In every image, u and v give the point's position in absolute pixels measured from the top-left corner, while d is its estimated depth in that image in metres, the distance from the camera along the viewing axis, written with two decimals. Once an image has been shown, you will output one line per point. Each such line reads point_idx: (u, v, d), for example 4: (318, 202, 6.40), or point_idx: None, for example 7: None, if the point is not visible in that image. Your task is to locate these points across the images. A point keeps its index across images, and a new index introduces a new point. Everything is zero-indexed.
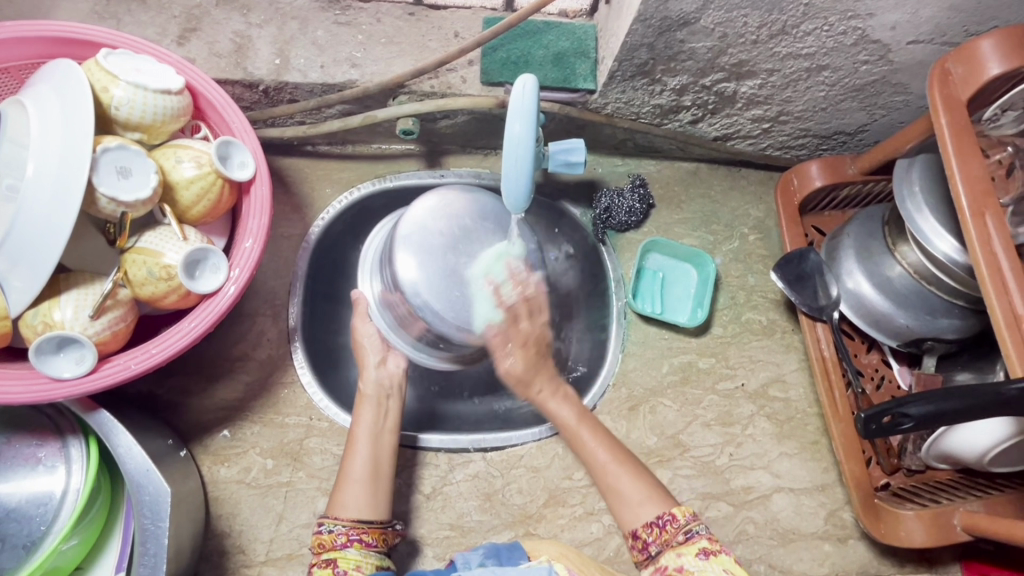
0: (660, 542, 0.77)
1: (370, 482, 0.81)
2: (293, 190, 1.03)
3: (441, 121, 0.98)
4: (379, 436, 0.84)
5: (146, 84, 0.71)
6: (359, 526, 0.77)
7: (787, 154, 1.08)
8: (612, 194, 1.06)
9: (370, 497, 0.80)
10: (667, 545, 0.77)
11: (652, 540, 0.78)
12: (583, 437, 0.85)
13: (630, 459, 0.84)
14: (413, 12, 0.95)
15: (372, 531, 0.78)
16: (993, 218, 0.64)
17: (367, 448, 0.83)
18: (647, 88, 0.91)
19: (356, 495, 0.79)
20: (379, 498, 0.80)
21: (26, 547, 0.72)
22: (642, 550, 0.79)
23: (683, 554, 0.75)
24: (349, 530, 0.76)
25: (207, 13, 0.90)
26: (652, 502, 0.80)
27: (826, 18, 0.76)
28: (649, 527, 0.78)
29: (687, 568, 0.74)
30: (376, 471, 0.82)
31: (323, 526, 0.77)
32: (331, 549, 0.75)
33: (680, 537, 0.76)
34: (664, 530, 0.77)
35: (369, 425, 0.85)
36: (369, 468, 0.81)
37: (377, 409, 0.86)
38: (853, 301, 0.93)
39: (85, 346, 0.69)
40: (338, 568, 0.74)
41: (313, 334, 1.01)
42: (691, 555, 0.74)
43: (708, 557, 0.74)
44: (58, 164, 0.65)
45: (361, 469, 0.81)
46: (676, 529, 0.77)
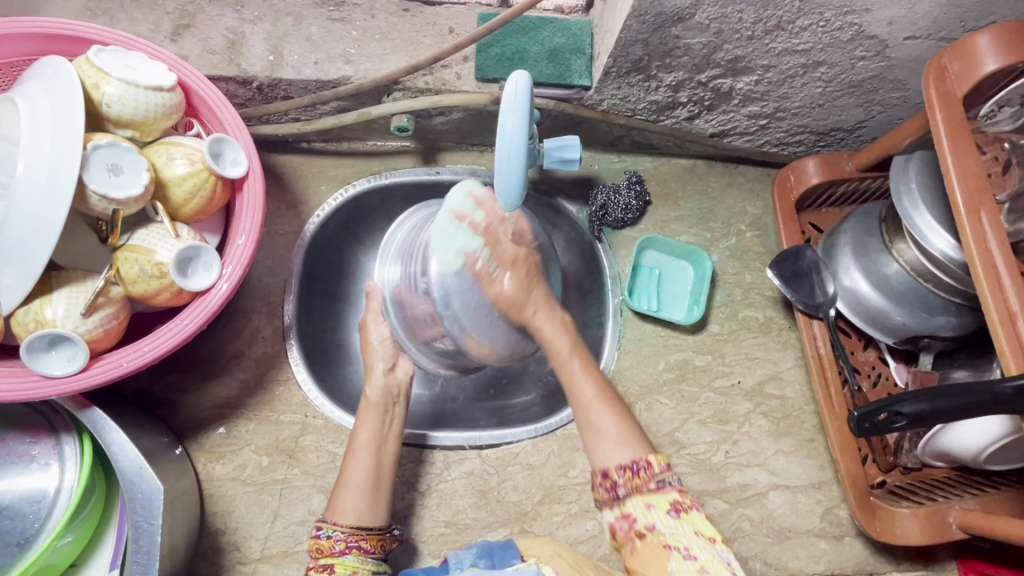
0: (631, 486, 0.70)
1: (369, 488, 0.79)
2: (289, 187, 1.02)
3: (437, 118, 0.98)
4: (381, 443, 0.83)
5: (137, 81, 0.70)
6: (358, 532, 0.77)
7: (785, 150, 1.08)
8: (608, 191, 1.05)
9: (368, 504, 0.79)
10: (637, 491, 0.69)
11: (622, 482, 0.71)
12: (574, 367, 0.80)
13: (613, 402, 0.78)
14: (408, 8, 0.94)
15: (370, 539, 0.77)
16: (989, 215, 0.64)
17: (369, 455, 0.81)
18: (643, 85, 0.90)
19: (353, 502, 0.78)
20: (378, 503, 0.79)
21: (19, 544, 0.72)
22: (608, 490, 0.72)
23: (653, 506, 0.69)
24: (347, 538, 0.76)
25: (200, 9, 0.89)
26: (630, 444, 0.73)
27: (822, 14, 0.75)
28: (622, 470, 0.71)
29: (658, 527, 0.67)
30: (376, 478, 0.80)
31: (321, 531, 0.76)
32: (327, 555, 0.74)
33: (651, 486, 0.69)
34: (637, 475, 0.70)
35: (370, 433, 0.83)
36: (368, 476, 0.80)
37: (382, 416, 0.85)
38: (850, 299, 0.93)
39: (77, 344, 0.68)
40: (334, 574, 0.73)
41: (309, 331, 1.01)
42: (660, 512, 0.68)
43: (679, 515, 0.68)
44: (48, 162, 0.64)
45: (360, 476, 0.80)
46: (649, 476, 0.70)
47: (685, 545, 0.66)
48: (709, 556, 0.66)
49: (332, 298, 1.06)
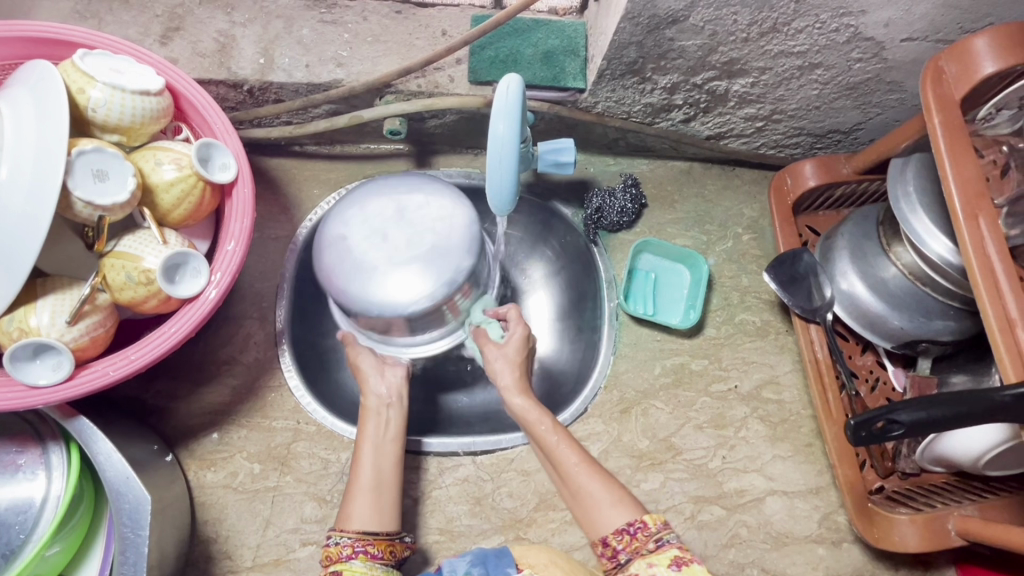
0: (631, 550, 0.70)
1: (379, 491, 0.78)
2: (281, 191, 1.02)
3: (429, 121, 0.97)
4: (384, 446, 0.82)
5: (124, 85, 0.69)
6: (364, 537, 0.74)
7: (781, 152, 1.07)
8: (603, 194, 1.04)
9: (378, 505, 0.77)
10: (637, 555, 0.69)
11: (622, 548, 0.71)
12: (550, 436, 0.81)
13: (596, 464, 0.79)
14: (400, 11, 0.93)
15: (378, 543, 0.74)
16: (987, 220, 0.63)
17: (369, 466, 0.79)
18: (638, 87, 0.89)
19: (365, 501, 0.76)
20: (386, 506, 0.77)
21: (4, 555, 0.71)
22: (609, 559, 0.71)
23: (654, 564, 0.66)
24: (355, 543, 0.73)
25: (190, 12, 0.88)
26: (624, 508, 0.74)
27: (818, 16, 0.74)
28: (619, 534, 0.71)
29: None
30: (387, 480, 0.79)
31: (330, 539, 0.74)
32: (337, 562, 0.72)
33: (650, 547, 0.68)
34: (635, 537, 0.70)
35: (374, 435, 0.82)
36: (375, 471, 0.79)
37: (383, 414, 0.84)
38: (848, 302, 0.92)
39: (62, 352, 0.67)
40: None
41: (300, 335, 0.99)
42: (661, 568, 0.66)
43: (681, 568, 0.64)
44: (31, 169, 0.64)
45: (366, 480, 0.78)
46: (647, 537, 0.70)
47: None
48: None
49: None
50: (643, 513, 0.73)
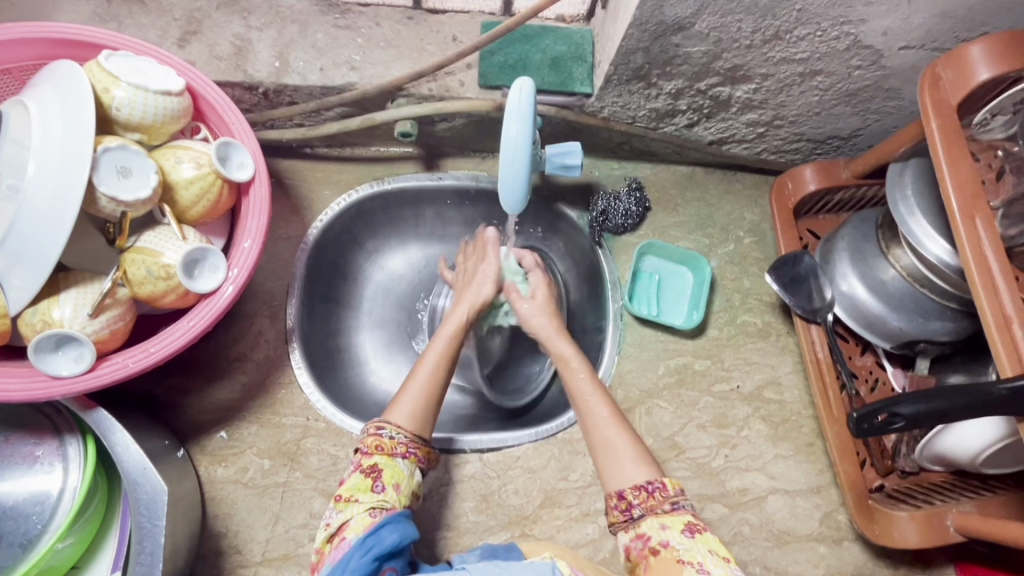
0: (646, 506, 0.71)
1: (427, 399, 0.77)
2: (292, 192, 1.03)
3: (439, 124, 0.99)
4: (454, 348, 0.84)
5: (147, 85, 0.71)
6: (416, 440, 0.75)
7: (781, 157, 1.09)
8: (609, 197, 1.07)
9: (423, 412, 0.77)
10: (651, 512, 0.71)
11: (636, 502, 0.71)
12: (586, 388, 0.82)
13: (624, 420, 0.79)
14: (412, 16, 0.95)
15: (424, 450, 0.76)
16: (983, 220, 0.65)
17: (426, 373, 0.80)
18: (643, 92, 0.92)
19: (412, 401, 0.77)
20: (429, 418, 0.77)
21: (22, 545, 0.72)
22: (622, 511, 0.72)
23: (667, 526, 0.69)
24: (409, 443, 0.74)
25: (208, 16, 0.91)
26: (643, 468, 0.74)
27: (819, 24, 0.77)
28: (636, 490, 0.72)
29: (672, 543, 0.68)
30: (436, 390, 0.79)
31: (384, 431, 0.74)
32: (386, 454, 0.73)
33: (666, 507, 0.71)
34: (653, 495, 0.71)
35: (448, 338, 0.84)
36: (433, 369, 0.80)
37: (465, 323, 0.87)
38: (847, 304, 0.94)
39: (84, 344, 0.69)
40: (379, 479, 0.71)
41: (309, 336, 1.01)
42: (675, 532, 0.69)
43: (693, 535, 0.69)
44: (58, 165, 0.66)
45: (420, 384, 0.79)
46: (664, 498, 0.71)
47: (700, 561, 0.66)
48: (723, 572, 0.65)
49: (333, 302, 1.08)
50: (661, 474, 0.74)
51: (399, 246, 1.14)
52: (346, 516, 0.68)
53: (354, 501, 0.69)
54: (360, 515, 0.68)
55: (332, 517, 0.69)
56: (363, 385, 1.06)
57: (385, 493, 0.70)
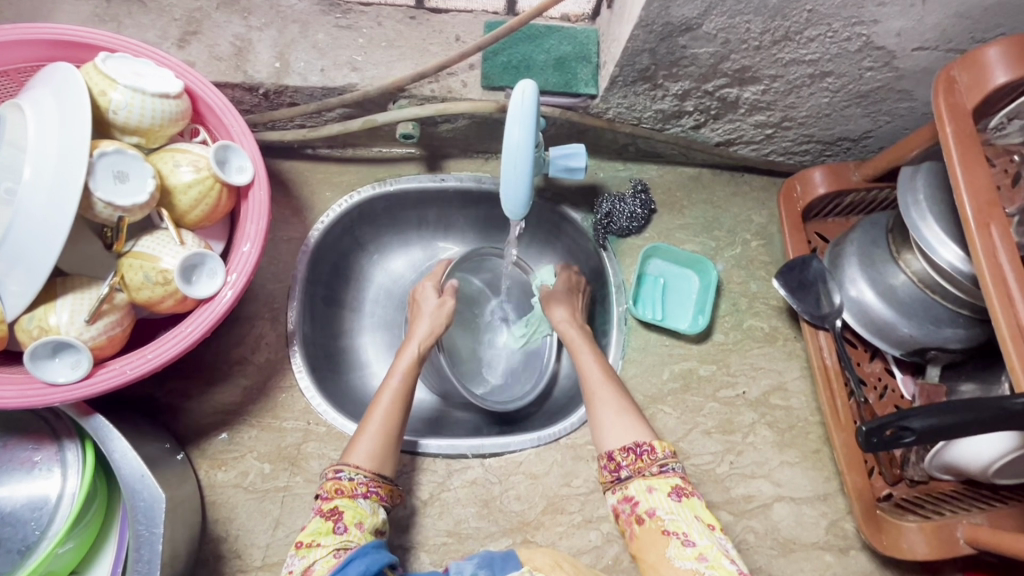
0: (634, 469, 0.75)
1: (384, 439, 0.80)
2: (294, 193, 1.03)
3: (442, 126, 0.98)
4: (407, 383, 0.87)
5: (144, 88, 0.70)
6: (376, 479, 0.77)
7: (789, 159, 1.07)
8: (613, 199, 1.06)
9: (382, 451, 0.79)
10: (638, 474, 0.74)
11: (625, 464, 0.75)
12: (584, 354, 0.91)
13: (614, 382, 0.87)
14: (415, 16, 0.94)
15: (385, 488, 0.78)
16: (999, 228, 0.63)
17: (383, 409, 0.83)
18: (649, 94, 0.90)
19: (369, 442, 0.79)
20: (388, 458, 0.79)
21: (20, 551, 0.72)
22: (612, 472, 0.76)
23: (654, 489, 0.73)
24: (369, 482, 0.76)
25: (208, 16, 0.89)
26: (633, 429, 0.79)
27: (829, 25, 0.75)
28: (625, 453, 0.76)
29: (660, 512, 0.71)
30: (393, 428, 0.81)
31: (342, 473, 0.76)
32: (346, 496, 0.75)
33: (654, 470, 0.74)
34: (641, 458, 0.75)
35: (400, 375, 0.87)
36: (389, 406, 0.83)
37: (416, 357, 0.90)
38: (855, 309, 0.92)
39: (81, 351, 0.68)
40: (340, 520, 0.72)
41: (310, 338, 1.00)
42: (661, 494, 0.72)
43: (681, 499, 0.71)
44: (53, 167, 0.65)
45: (378, 423, 0.81)
46: (652, 460, 0.74)
47: (685, 531, 0.69)
48: (708, 542, 0.68)
49: (335, 304, 1.07)
50: (653, 436, 0.77)
51: (401, 247, 1.14)
52: (309, 560, 0.68)
53: (316, 545, 0.69)
54: (323, 559, 0.68)
55: (294, 564, 0.69)
56: (364, 388, 1.06)
57: (347, 533, 0.71)
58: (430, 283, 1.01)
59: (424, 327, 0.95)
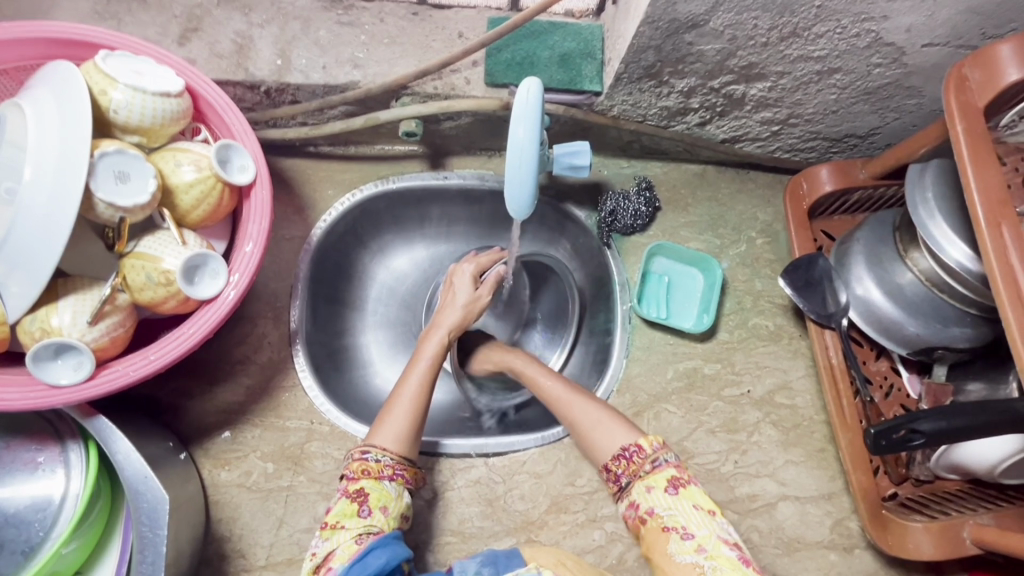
0: (631, 473, 0.75)
1: (411, 423, 0.79)
2: (296, 192, 1.02)
3: (445, 123, 0.97)
4: (435, 368, 0.86)
5: (145, 87, 0.70)
6: (403, 462, 0.76)
7: (795, 156, 1.07)
8: (618, 197, 1.05)
9: (408, 435, 0.78)
10: (636, 477, 0.74)
11: (622, 472, 0.76)
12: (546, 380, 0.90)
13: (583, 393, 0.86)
14: (417, 12, 0.93)
15: (410, 471, 0.77)
16: (1010, 228, 0.63)
17: (410, 392, 0.82)
18: (654, 90, 0.89)
19: (395, 426, 0.78)
20: (413, 441, 0.79)
21: (24, 553, 0.72)
22: (614, 482, 0.77)
23: (652, 488, 0.73)
24: (395, 465, 0.76)
25: (208, 12, 0.88)
26: (625, 436, 0.79)
27: (839, 21, 0.74)
28: (618, 460, 0.77)
29: (658, 509, 0.71)
30: (420, 411, 0.81)
31: (369, 454, 0.75)
32: (372, 478, 0.74)
33: (648, 469, 0.74)
34: (631, 461, 0.75)
35: (428, 359, 0.86)
36: (416, 392, 0.82)
37: (444, 342, 0.89)
38: (862, 308, 0.91)
39: (82, 352, 0.68)
40: (365, 503, 0.72)
41: (313, 337, 1.00)
42: (659, 490, 0.72)
43: (677, 491, 0.72)
44: (54, 168, 0.64)
45: (403, 407, 0.80)
46: (643, 459, 0.75)
47: (683, 526, 0.70)
48: (707, 531, 0.70)
49: (338, 303, 1.07)
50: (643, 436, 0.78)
51: (405, 246, 1.13)
52: (332, 545, 0.69)
53: (341, 528, 0.70)
54: (346, 544, 0.69)
55: (319, 546, 0.70)
56: (368, 386, 1.05)
57: (371, 517, 0.72)
58: (467, 268, 0.97)
59: (452, 316, 0.92)
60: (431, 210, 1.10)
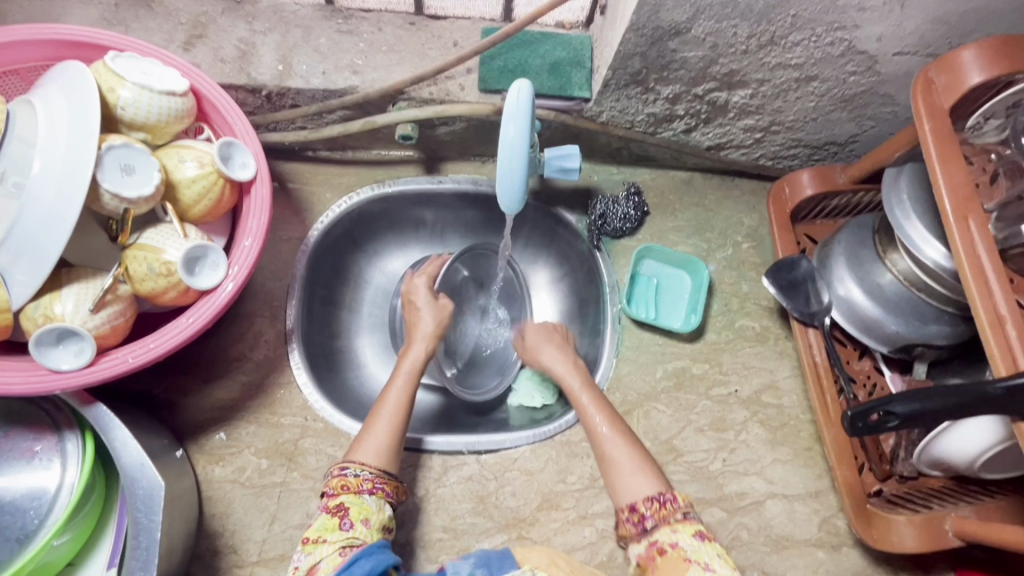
0: (659, 516, 0.74)
1: (390, 436, 0.82)
2: (294, 196, 1.05)
3: (440, 128, 1.00)
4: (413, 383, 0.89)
5: (151, 85, 0.73)
6: (382, 475, 0.78)
7: (779, 163, 1.10)
8: (607, 201, 1.07)
9: (388, 448, 0.81)
10: (664, 521, 0.73)
11: (649, 514, 0.75)
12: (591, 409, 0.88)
13: (631, 437, 0.85)
14: (414, 22, 0.97)
15: (391, 485, 0.79)
16: (977, 222, 0.66)
17: (390, 408, 0.85)
18: (641, 97, 0.93)
19: (376, 439, 0.81)
20: (394, 455, 0.81)
21: (19, 540, 0.72)
22: (636, 523, 0.75)
23: (679, 531, 0.72)
24: (375, 479, 0.78)
25: (213, 20, 0.92)
26: (650, 482, 0.78)
27: (813, 29, 0.78)
28: (649, 502, 0.76)
29: (681, 544, 0.70)
30: (400, 425, 0.83)
31: (347, 470, 0.77)
32: (352, 492, 0.76)
33: (679, 516, 0.73)
34: (665, 506, 0.74)
35: (406, 374, 0.89)
36: (397, 404, 0.85)
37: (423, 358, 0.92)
38: (844, 307, 0.94)
39: (84, 338, 0.70)
40: (346, 517, 0.73)
41: (309, 336, 1.02)
42: (686, 536, 0.71)
43: (704, 539, 0.71)
44: (62, 163, 0.67)
45: (384, 423, 0.83)
46: (676, 508, 0.74)
47: (706, 560, 0.69)
48: (729, 573, 0.68)
49: (332, 304, 1.09)
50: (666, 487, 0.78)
51: (399, 249, 1.16)
52: (314, 559, 0.69)
53: (323, 541, 0.70)
54: (329, 556, 0.69)
55: (302, 560, 0.70)
56: (362, 386, 1.07)
57: (353, 530, 0.72)
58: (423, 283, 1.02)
59: (428, 326, 0.96)
60: (418, 212, 1.12)
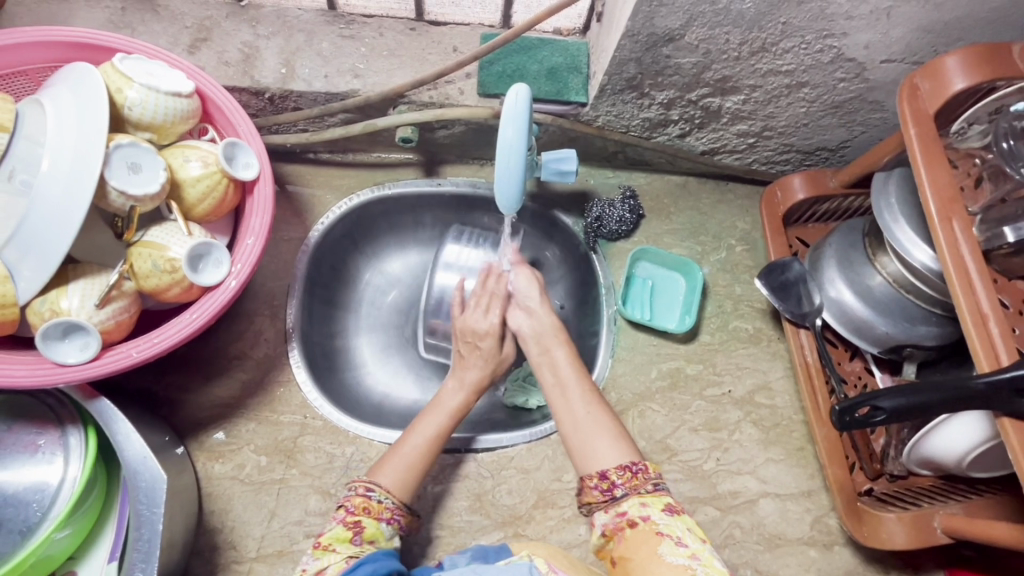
0: (630, 486, 0.74)
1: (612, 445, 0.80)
2: (378, 199, 1.12)
3: (535, 134, 1.04)
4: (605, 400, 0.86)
5: (158, 86, 0.77)
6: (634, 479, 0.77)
7: (839, 165, 1.10)
8: (674, 203, 1.09)
9: (614, 458, 0.79)
10: (634, 491, 0.74)
11: (619, 483, 0.75)
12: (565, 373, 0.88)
13: (598, 401, 0.85)
14: (414, 28, 1.03)
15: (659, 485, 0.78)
16: (961, 225, 0.65)
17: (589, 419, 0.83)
18: (742, 102, 0.93)
19: (601, 450, 0.79)
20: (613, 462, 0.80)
21: (21, 532, 0.73)
22: (604, 491, 0.75)
23: (647, 504, 0.72)
24: (632, 488, 0.76)
25: (218, 24, 0.98)
26: (617, 450, 0.78)
27: (804, 36, 0.79)
28: (621, 471, 0.76)
29: (654, 517, 0.71)
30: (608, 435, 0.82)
31: (598, 479, 0.76)
32: None
33: (649, 488, 0.74)
34: (636, 475, 0.75)
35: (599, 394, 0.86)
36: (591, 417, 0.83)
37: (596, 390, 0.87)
38: (874, 313, 0.91)
39: (89, 332, 0.75)
40: (488, 533, 0.74)
41: (416, 332, 1.07)
42: (656, 509, 0.72)
43: (674, 513, 0.71)
44: (69, 162, 0.70)
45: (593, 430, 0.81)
46: (646, 478, 0.75)
47: (679, 534, 0.69)
48: (700, 547, 0.68)
49: (432, 304, 1.14)
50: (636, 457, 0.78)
51: None
52: (323, 563, 0.71)
53: (332, 549, 0.73)
54: (337, 563, 0.71)
55: (309, 563, 0.72)
56: (369, 388, 1.11)
57: (487, 547, 0.74)
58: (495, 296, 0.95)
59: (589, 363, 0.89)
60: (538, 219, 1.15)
